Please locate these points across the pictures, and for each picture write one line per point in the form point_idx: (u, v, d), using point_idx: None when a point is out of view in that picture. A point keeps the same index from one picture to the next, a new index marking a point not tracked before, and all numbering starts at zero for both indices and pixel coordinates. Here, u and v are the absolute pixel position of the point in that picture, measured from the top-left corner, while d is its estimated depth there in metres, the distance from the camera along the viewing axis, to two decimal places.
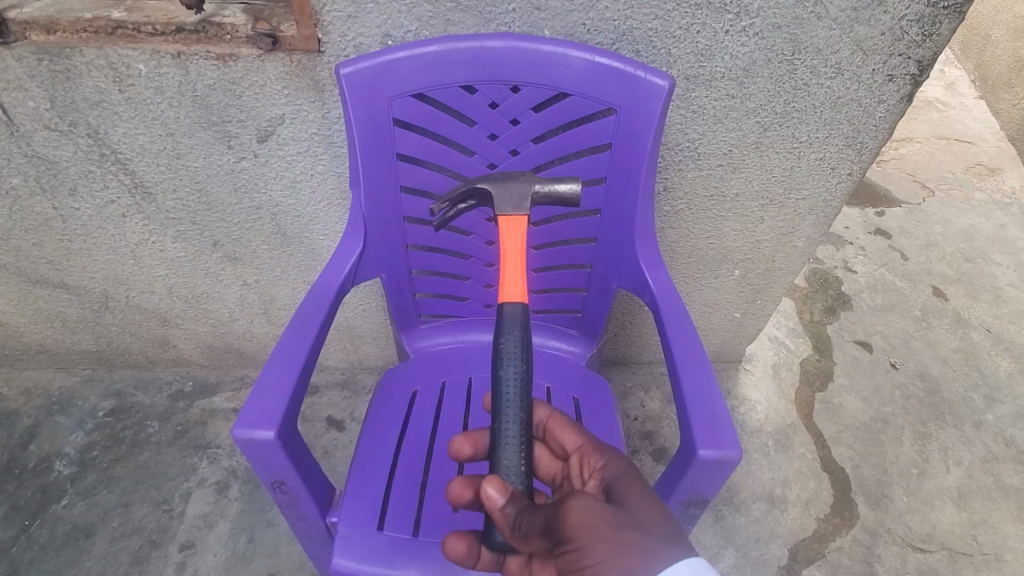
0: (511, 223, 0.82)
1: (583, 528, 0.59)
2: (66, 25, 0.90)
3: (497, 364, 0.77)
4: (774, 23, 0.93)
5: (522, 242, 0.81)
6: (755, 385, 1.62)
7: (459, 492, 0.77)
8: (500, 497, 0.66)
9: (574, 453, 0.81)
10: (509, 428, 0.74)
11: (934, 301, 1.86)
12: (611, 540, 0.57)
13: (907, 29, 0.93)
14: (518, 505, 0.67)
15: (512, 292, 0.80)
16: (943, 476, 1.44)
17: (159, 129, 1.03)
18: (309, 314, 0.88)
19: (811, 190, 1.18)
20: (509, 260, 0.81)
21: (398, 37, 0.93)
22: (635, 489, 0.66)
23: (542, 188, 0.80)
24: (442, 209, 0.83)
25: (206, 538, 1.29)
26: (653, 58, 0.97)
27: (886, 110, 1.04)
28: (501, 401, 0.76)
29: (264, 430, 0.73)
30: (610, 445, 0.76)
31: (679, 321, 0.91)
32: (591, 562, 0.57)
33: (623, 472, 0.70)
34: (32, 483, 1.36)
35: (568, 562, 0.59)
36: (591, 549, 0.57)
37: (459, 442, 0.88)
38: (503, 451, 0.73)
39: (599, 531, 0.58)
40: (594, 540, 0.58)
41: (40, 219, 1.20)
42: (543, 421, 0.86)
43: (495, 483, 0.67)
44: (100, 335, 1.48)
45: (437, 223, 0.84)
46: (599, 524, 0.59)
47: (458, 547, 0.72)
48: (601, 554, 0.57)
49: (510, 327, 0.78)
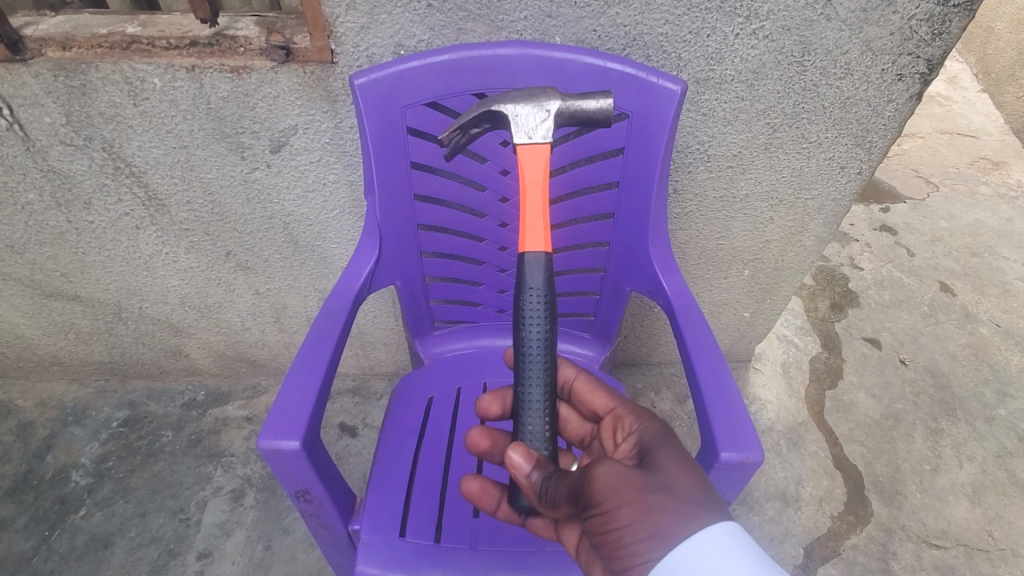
0: (531, 150, 0.78)
1: (608, 494, 0.60)
2: (81, 40, 0.92)
3: (520, 323, 0.77)
4: (785, 25, 0.94)
5: (542, 172, 0.78)
6: (766, 384, 1.62)
7: (477, 441, 0.86)
8: (524, 464, 0.69)
9: (607, 415, 0.82)
10: (532, 392, 0.76)
11: (942, 297, 1.86)
12: (638, 504, 0.59)
13: (917, 28, 0.94)
14: (544, 471, 0.69)
15: (533, 240, 0.77)
16: (957, 472, 1.44)
17: (173, 141, 1.04)
18: (328, 321, 0.89)
19: (820, 190, 1.19)
20: (530, 194, 0.78)
21: (411, 47, 0.94)
22: (667, 453, 0.66)
23: (569, 104, 0.77)
24: (453, 137, 0.80)
25: (224, 546, 1.29)
26: (663, 62, 0.97)
27: (895, 109, 1.05)
28: (524, 363, 0.77)
29: (288, 440, 0.73)
30: (644, 408, 0.77)
31: (695, 321, 0.92)
32: (617, 526, 0.58)
33: (656, 437, 0.70)
34: (50, 494, 1.36)
35: (595, 525, 0.61)
36: (617, 513, 0.59)
37: (488, 403, 0.91)
38: (527, 417, 0.76)
39: (625, 495, 0.60)
40: (620, 503, 0.59)
41: (55, 233, 1.21)
42: (571, 380, 0.87)
43: (520, 449, 0.69)
44: (114, 346, 1.49)
45: (448, 149, 0.82)
46: (624, 489, 0.60)
47: (473, 486, 0.81)
48: (627, 517, 0.58)
49: (532, 281, 0.77)
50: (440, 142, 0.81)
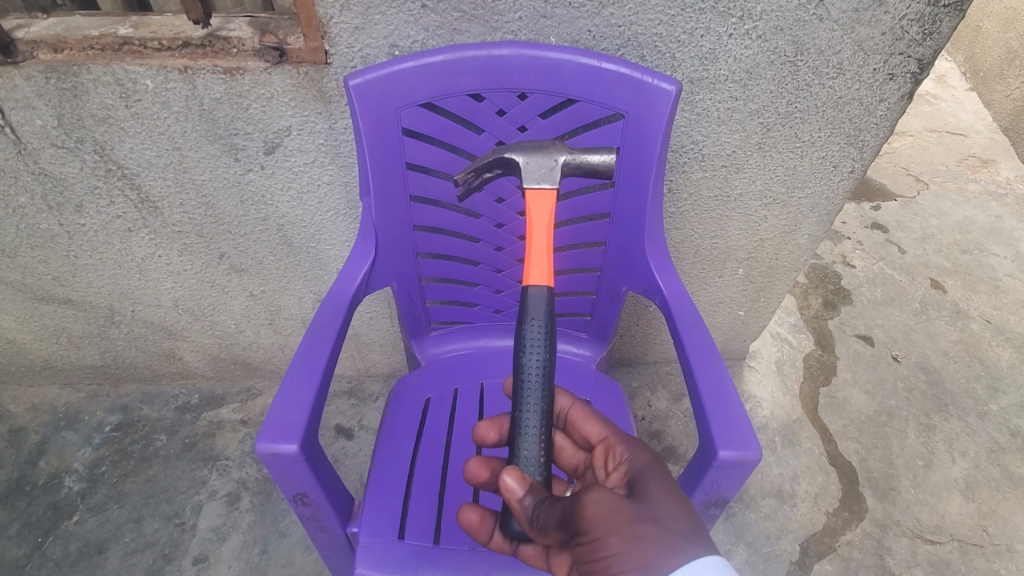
0: (538, 195, 0.80)
1: (597, 522, 0.60)
2: (74, 43, 0.91)
3: (520, 349, 0.78)
4: (778, 25, 0.94)
5: (549, 216, 0.80)
6: (760, 382, 1.63)
7: (476, 471, 0.83)
8: (517, 490, 0.69)
9: (600, 443, 0.82)
10: (529, 417, 0.76)
11: (933, 294, 1.88)
12: (627, 533, 0.59)
13: (908, 28, 0.95)
14: (536, 497, 0.69)
15: (538, 275, 0.79)
16: (950, 468, 1.46)
17: (166, 144, 1.03)
18: (324, 325, 0.88)
19: (814, 188, 1.20)
20: (536, 234, 0.80)
21: (405, 47, 0.93)
22: (657, 483, 0.67)
23: (571, 158, 0.79)
24: (467, 179, 0.83)
25: (220, 550, 1.29)
26: (657, 63, 0.98)
27: (887, 108, 1.06)
28: (522, 388, 0.78)
29: (287, 443, 0.73)
30: (638, 439, 0.77)
31: (692, 323, 0.92)
32: (606, 555, 0.59)
33: (647, 467, 0.71)
34: (43, 500, 1.35)
35: (583, 553, 0.61)
36: (606, 541, 0.59)
37: (485, 429, 0.90)
38: (523, 443, 0.76)
39: (615, 524, 0.60)
40: (610, 532, 0.60)
41: (47, 236, 1.20)
42: (566, 410, 0.87)
43: (514, 474, 0.70)
44: (106, 350, 1.48)
45: (461, 192, 0.84)
46: (613, 518, 0.60)
47: (472, 517, 0.78)
48: (616, 546, 0.58)
49: (534, 312, 0.78)
50: (454, 182, 0.84)
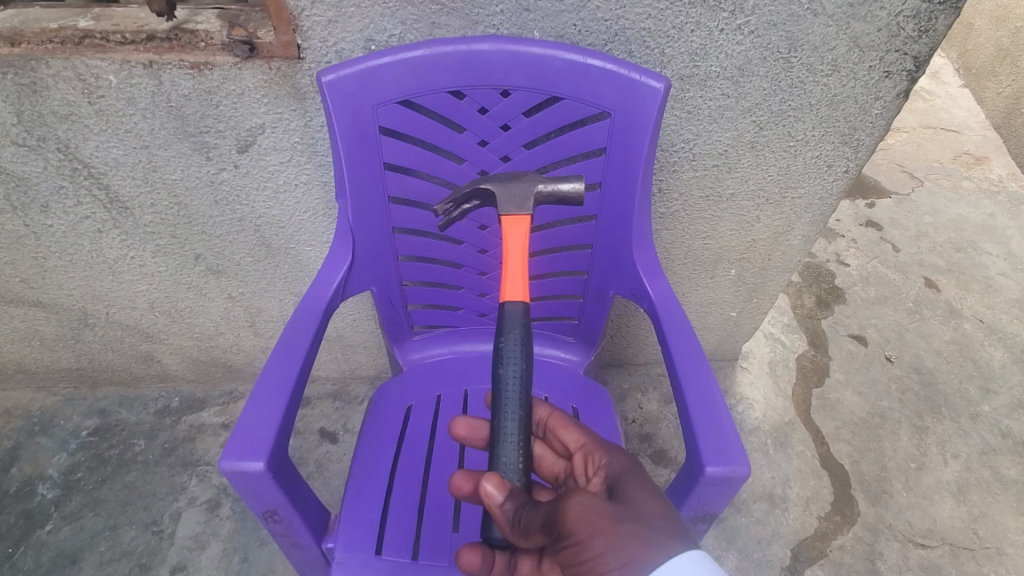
0: (513, 220, 0.80)
1: (579, 524, 0.58)
2: (31, 36, 0.86)
3: (498, 361, 0.75)
4: (770, 20, 0.91)
5: (525, 241, 0.79)
6: (752, 383, 1.61)
7: (461, 484, 0.77)
8: (497, 495, 0.66)
9: (579, 452, 0.79)
10: (509, 426, 0.73)
11: (927, 293, 1.86)
12: (610, 533, 0.57)
13: (904, 25, 0.91)
14: (517, 503, 0.66)
15: (514, 291, 0.78)
16: (942, 470, 1.44)
17: (133, 142, 0.99)
18: (297, 332, 0.84)
19: (807, 188, 1.17)
20: (512, 260, 0.79)
21: (382, 42, 0.89)
22: (638, 486, 0.65)
23: (546, 187, 0.78)
24: (446, 208, 0.81)
25: (199, 559, 1.25)
26: (647, 58, 0.94)
27: (882, 107, 1.02)
28: (500, 399, 0.74)
29: (252, 461, 0.69)
30: (615, 445, 0.75)
31: (680, 329, 0.89)
32: (591, 556, 0.56)
33: (627, 471, 0.69)
34: (15, 509, 1.31)
35: (568, 556, 0.58)
36: (590, 543, 0.57)
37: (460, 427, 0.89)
38: (502, 449, 0.72)
39: (598, 525, 0.58)
40: (593, 534, 0.57)
41: (13, 237, 1.15)
42: (544, 420, 0.84)
43: (494, 479, 0.67)
44: (81, 352, 1.43)
45: (442, 223, 0.82)
46: (596, 519, 0.58)
47: (471, 559, 0.73)
48: (601, 546, 0.56)
49: (510, 326, 0.76)
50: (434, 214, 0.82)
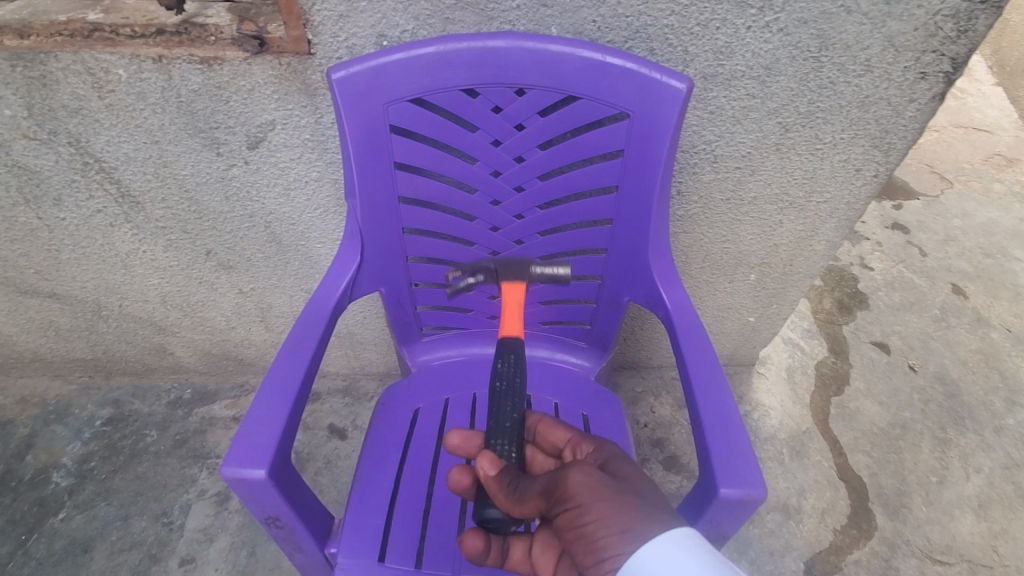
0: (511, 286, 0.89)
1: (584, 489, 0.59)
2: (40, 28, 0.85)
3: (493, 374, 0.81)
4: (802, 17, 0.86)
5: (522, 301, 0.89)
6: (769, 389, 1.57)
7: (458, 479, 0.75)
8: (490, 468, 0.68)
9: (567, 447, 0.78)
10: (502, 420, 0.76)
11: (953, 299, 1.79)
12: (611, 501, 0.58)
13: (942, 24, 0.86)
14: (513, 475, 0.67)
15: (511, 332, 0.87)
16: (963, 485, 1.39)
17: (144, 137, 0.98)
18: (303, 336, 0.83)
19: (834, 192, 1.12)
20: (510, 312, 0.88)
21: (394, 37, 0.87)
22: (631, 470, 0.66)
23: (541, 269, 0.86)
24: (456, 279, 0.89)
25: (207, 552, 1.26)
26: (669, 57, 0.90)
27: (916, 110, 0.97)
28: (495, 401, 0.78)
29: (253, 469, 0.68)
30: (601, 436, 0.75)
31: (696, 339, 0.86)
32: (592, 520, 0.57)
33: (617, 455, 0.70)
34: (29, 496, 1.33)
35: (567, 521, 0.58)
36: (592, 507, 0.57)
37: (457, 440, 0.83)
38: (495, 435, 0.74)
39: (599, 493, 0.59)
40: (594, 500, 0.58)
41: (26, 230, 1.16)
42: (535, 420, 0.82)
43: (488, 455, 0.69)
44: (95, 343, 1.44)
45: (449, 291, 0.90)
46: (599, 487, 0.59)
47: (474, 543, 0.69)
48: (602, 512, 0.57)
49: (504, 351, 0.83)
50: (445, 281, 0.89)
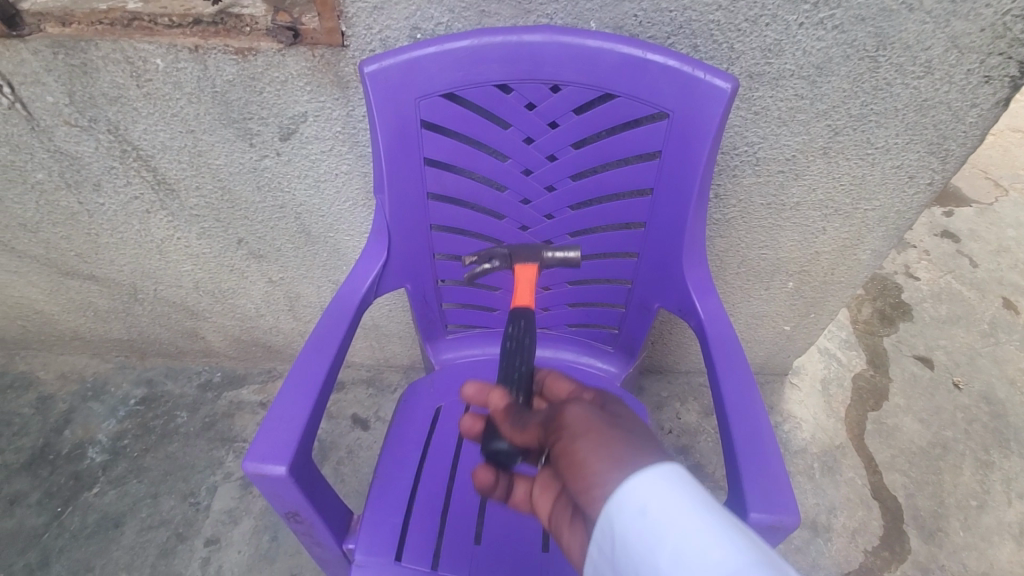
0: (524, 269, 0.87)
1: (578, 420, 0.50)
2: (81, 16, 0.86)
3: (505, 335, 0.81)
4: (859, 14, 0.81)
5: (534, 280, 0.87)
6: (802, 401, 1.51)
7: (471, 427, 0.70)
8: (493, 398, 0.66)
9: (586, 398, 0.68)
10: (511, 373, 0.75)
11: (1004, 314, 1.69)
12: (607, 433, 0.47)
13: (1012, 25, 0.80)
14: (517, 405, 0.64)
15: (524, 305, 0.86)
16: (1005, 510, 1.32)
17: (179, 126, 0.98)
18: (327, 331, 0.83)
19: (883, 200, 1.06)
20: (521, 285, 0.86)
21: (428, 30, 0.85)
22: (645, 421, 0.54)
23: (553, 252, 0.86)
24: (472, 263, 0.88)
25: (231, 534, 1.28)
26: (713, 54, 0.86)
27: (979, 115, 0.91)
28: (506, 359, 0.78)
29: (274, 465, 0.68)
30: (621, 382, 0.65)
31: (729, 352, 0.82)
32: (580, 451, 0.46)
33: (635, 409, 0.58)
34: (66, 470, 1.38)
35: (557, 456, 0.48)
36: (583, 438, 0.47)
37: None
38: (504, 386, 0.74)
39: (596, 425, 0.48)
40: (587, 431, 0.48)
41: (67, 214, 1.19)
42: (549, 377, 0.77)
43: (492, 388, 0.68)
44: (131, 325, 1.48)
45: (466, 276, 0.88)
46: (595, 420, 0.49)
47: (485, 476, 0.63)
48: (593, 440, 0.47)
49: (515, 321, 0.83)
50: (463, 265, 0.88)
